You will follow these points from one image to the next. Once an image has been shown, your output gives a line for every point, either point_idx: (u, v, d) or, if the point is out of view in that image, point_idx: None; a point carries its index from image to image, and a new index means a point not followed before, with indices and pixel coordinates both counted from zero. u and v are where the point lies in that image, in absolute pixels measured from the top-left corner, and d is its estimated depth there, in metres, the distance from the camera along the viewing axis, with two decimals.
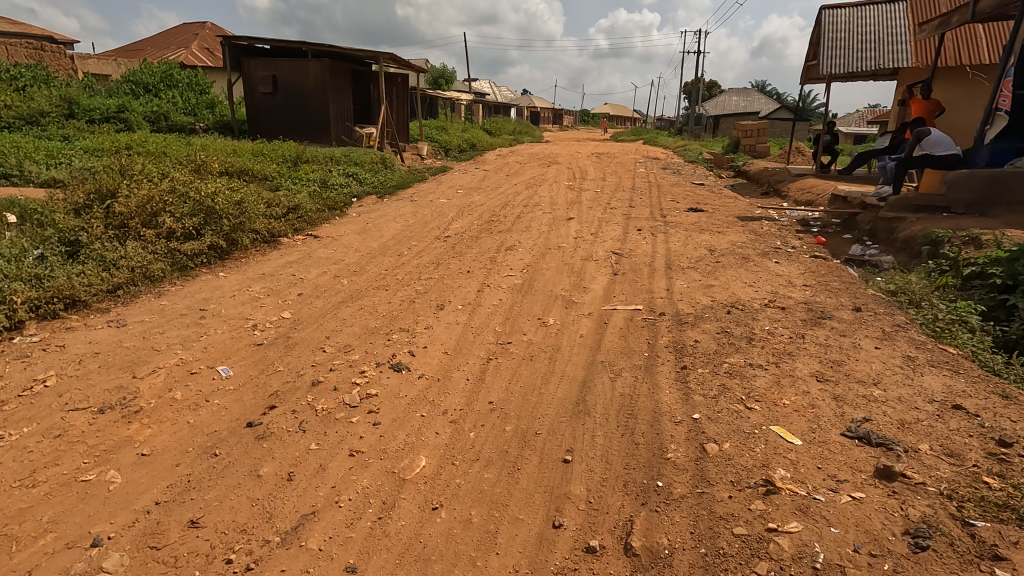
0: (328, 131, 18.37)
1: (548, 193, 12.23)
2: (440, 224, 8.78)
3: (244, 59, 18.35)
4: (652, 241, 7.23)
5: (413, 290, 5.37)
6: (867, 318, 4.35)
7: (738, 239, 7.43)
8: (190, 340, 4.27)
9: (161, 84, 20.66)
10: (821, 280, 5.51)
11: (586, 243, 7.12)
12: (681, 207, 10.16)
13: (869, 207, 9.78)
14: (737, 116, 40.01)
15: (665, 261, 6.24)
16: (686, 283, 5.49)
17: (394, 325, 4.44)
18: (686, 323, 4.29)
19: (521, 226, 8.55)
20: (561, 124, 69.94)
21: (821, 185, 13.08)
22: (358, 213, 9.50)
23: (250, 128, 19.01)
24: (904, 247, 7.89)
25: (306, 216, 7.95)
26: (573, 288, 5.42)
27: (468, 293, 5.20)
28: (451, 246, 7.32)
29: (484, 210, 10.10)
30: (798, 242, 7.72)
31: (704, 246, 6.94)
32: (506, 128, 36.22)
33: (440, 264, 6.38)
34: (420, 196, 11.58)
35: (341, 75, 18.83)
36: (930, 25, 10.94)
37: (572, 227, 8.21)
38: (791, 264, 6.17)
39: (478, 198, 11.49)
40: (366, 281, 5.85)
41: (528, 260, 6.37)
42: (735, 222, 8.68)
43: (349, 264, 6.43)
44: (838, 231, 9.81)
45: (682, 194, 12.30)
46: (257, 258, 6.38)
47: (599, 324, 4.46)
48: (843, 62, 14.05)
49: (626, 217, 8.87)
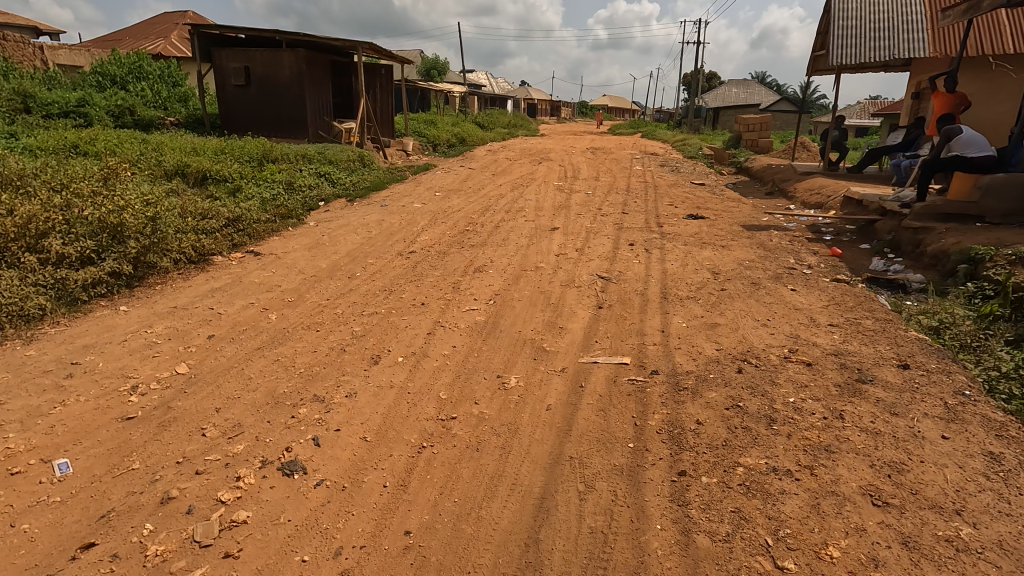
0: (306, 126, 17.32)
1: (534, 195, 11.22)
2: (408, 235, 7.82)
3: (215, 49, 17.24)
4: (646, 259, 6.25)
5: (350, 331, 4.38)
6: (919, 382, 3.36)
7: (744, 255, 6.46)
8: (37, 414, 3.27)
9: (129, 76, 19.49)
10: (849, 317, 4.53)
11: (568, 262, 6.15)
12: (680, 214, 9.17)
13: (889, 213, 8.79)
14: (737, 108, 38.97)
15: (659, 288, 5.26)
16: (684, 321, 4.50)
17: (307, 391, 3.43)
18: (686, 391, 3.29)
19: (499, 238, 7.57)
20: (557, 117, 68.60)
21: (831, 186, 12.09)
22: (319, 221, 8.51)
23: (223, 122, 17.92)
24: (934, 263, 6.93)
25: (248, 230, 6.94)
26: (546, 327, 4.44)
27: (415, 338, 4.21)
28: (413, 266, 6.33)
29: (462, 217, 9.11)
30: (814, 259, 6.76)
31: (706, 266, 5.96)
32: (501, 120, 35.17)
33: (395, 291, 5.39)
34: (393, 199, 10.58)
35: (319, 66, 17.74)
36: (955, 10, 9.86)
37: (555, 239, 7.22)
38: (810, 291, 5.20)
39: (457, 202, 10.49)
40: (300, 316, 4.85)
41: (498, 286, 5.40)
42: (740, 234, 7.70)
43: (287, 291, 5.43)
44: (854, 240, 8.84)
45: (681, 196, 11.27)
46: (175, 286, 5.38)
47: (574, 388, 3.46)
48: (854, 52, 12.97)
49: (617, 227, 7.87)
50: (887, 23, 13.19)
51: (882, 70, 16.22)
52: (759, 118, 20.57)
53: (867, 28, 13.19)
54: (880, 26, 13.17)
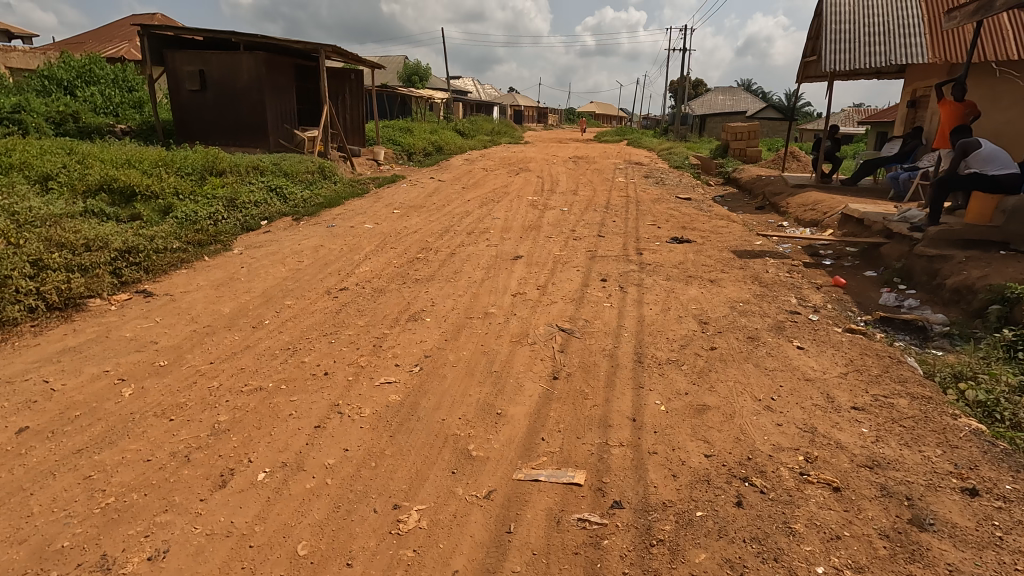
0: (266, 134, 16.16)
1: (504, 213, 10.13)
2: (346, 265, 6.69)
3: (167, 52, 16.02)
4: (620, 300, 5.17)
5: (213, 423, 3.22)
6: (1004, 529, 2.29)
7: (736, 295, 5.44)
8: None
9: (78, 80, 18.16)
10: (877, 394, 3.47)
11: (526, 305, 5.07)
12: (664, 237, 8.15)
13: (897, 236, 7.85)
14: (723, 115, 38.40)
15: (633, 346, 4.18)
16: (662, 402, 3.40)
17: (94, 548, 2.29)
18: (662, 551, 2.21)
19: (451, 269, 6.48)
20: (543, 124, 68.10)
21: (828, 202, 11.16)
22: (248, 247, 7.39)
23: (177, 130, 16.69)
24: (956, 301, 5.96)
25: (144, 263, 5.80)
26: (479, 412, 3.32)
27: (295, 434, 3.07)
28: (338, 310, 5.19)
29: (415, 241, 8.01)
30: (817, 297, 5.76)
31: (691, 311, 4.90)
32: (484, 128, 34.20)
33: (302, 349, 4.26)
34: (342, 219, 9.43)
35: (280, 70, 16.57)
36: (963, 12, 8.95)
37: (515, 273, 6.15)
38: (821, 350, 4.14)
39: (416, 222, 9.37)
40: (163, 391, 3.70)
41: (432, 343, 4.29)
42: (732, 263, 6.68)
43: (162, 351, 4.27)
44: (858, 266, 7.88)
45: (666, 214, 10.25)
46: (17, 345, 4.23)
47: (498, 538, 2.36)
48: (846, 58, 12.13)
49: (590, 255, 6.81)
50: (882, 28, 12.35)
51: (876, 77, 15.46)
52: (748, 127, 19.73)
53: (861, 32, 12.36)
54: (875, 30, 12.35)
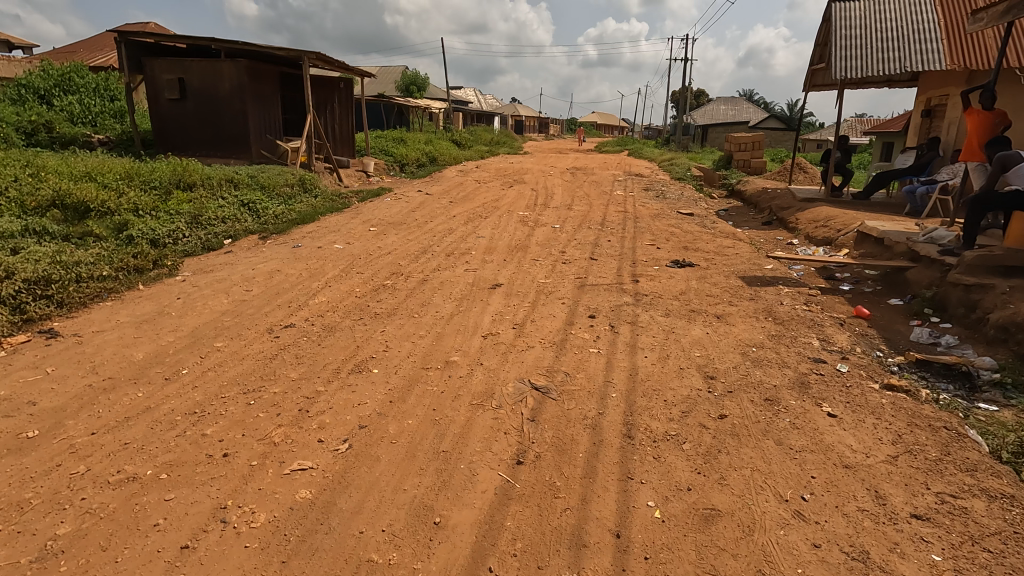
0: (248, 145, 15.47)
1: (490, 231, 9.34)
2: (302, 294, 5.88)
3: (145, 59, 15.35)
4: (609, 344, 4.35)
5: (46, 540, 2.38)
6: None
7: (747, 336, 4.61)
8: None
9: (55, 89, 17.49)
10: (943, 492, 2.62)
11: (497, 350, 4.25)
12: (664, 260, 7.34)
13: (924, 260, 7.03)
14: (725, 125, 37.78)
15: (621, 411, 3.34)
16: (656, 504, 2.57)
17: None
18: None
19: (419, 299, 5.66)
20: (544, 134, 67.70)
21: (841, 218, 10.35)
22: (197, 271, 6.60)
23: (156, 140, 15.98)
24: (1003, 341, 5.12)
25: (56, 296, 5.00)
26: (411, 521, 2.49)
27: (151, 564, 2.24)
28: (275, 354, 4.36)
29: (386, 264, 7.21)
30: (843, 336, 4.93)
31: (694, 360, 4.07)
32: (482, 138, 33.59)
33: (210, 414, 3.43)
34: (312, 237, 8.63)
35: (264, 78, 15.91)
36: (991, 13, 8.16)
37: (491, 306, 5.33)
38: (859, 418, 3.29)
39: (392, 241, 8.56)
40: (13, 478, 2.86)
41: (373, 407, 3.46)
42: (741, 293, 5.87)
43: (38, 417, 3.44)
44: (881, 294, 7.05)
45: (667, 232, 9.44)
46: None
47: None
48: (858, 65, 11.36)
49: (580, 283, 5.99)
50: (896, 34, 11.60)
51: (886, 86, 14.72)
52: (751, 137, 18.97)
53: (873, 38, 11.60)
54: (888, 36, 11.59)
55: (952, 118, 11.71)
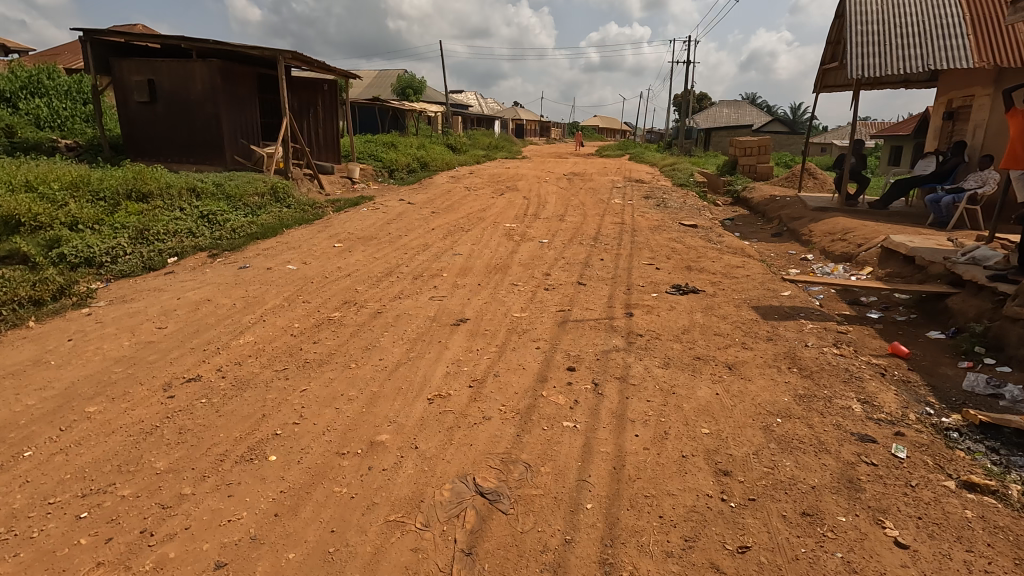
0: (222, 151, 14.54)
1: (469, 247, 8.37)
2: (226, 332, 4.88)
3: (113, 60, 14.40)
4: (590, 414, 3.33)
5: None
6: None
7: (767, 398, 3.61)
8: None
9: (22, 92, 16.60)
10: None
11: (441, 425, 3.24)
12: (664, 285, 6.33)
13: (968, 286, 6.00)
14: (729, 129, 36.85)
15: (598, 540, 2.33)
16: None
17: None
18: None
19: (365, 339, 4.67)
20: (545, 138, 66.95)
21: (861, 231, 9.32)
22: (114, 301, 5.64)
23: (126, 145, 15.04)
24: None
25: None
26: None
27: None
28: (155, 426, 3.35)
29: (341, 289, 6.23)
30: (889, 393, 3.90)
31: (700, 441, 3.05)
32: (480, 142, 32.72)
33: (17, 537, 2.42)
34: (265, 255, 7.65)
35: (240, 80, 14.97)
36: None
37: (449, 351, 4.32)
38: (943, 554, 2.27)
39: (356, 259, 7.58)
40: None
41: (247, 526, 2.45)
42: (756, 331, 4.86)
43: None
44: (917, 325, 6.03)
45: (667, 248, 8.43)
46: None
47: None
48: (878, 63, 10.35)
49: (562, 319, 5.00)
50: (919, 30, 10.58)
51: (903, 86, 13.71)
52: (757, 141, 17.94)
53: (893, 34, 10.60)
54: (910, 32, 10.57)
55: (978, 121, 10.72)
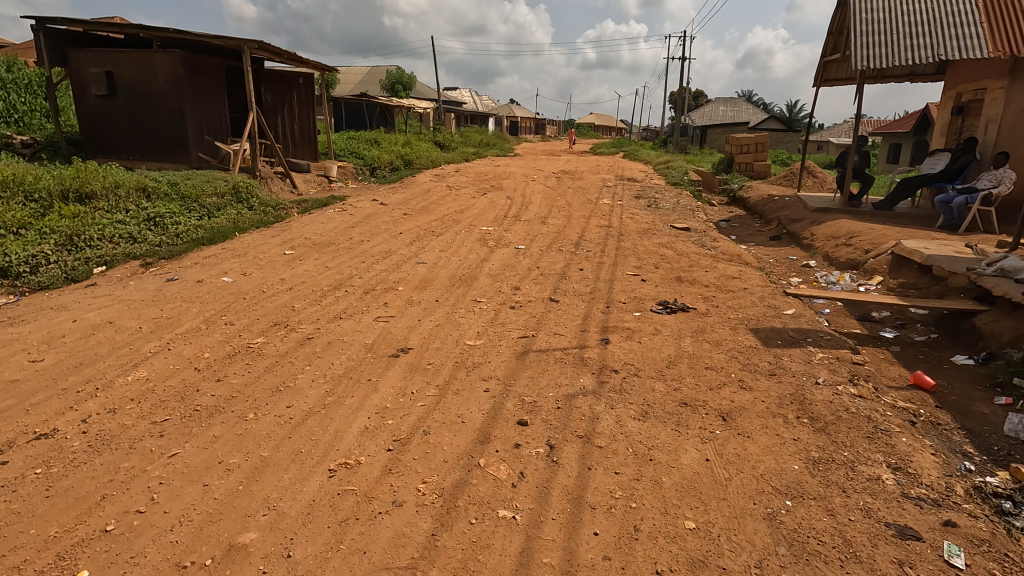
0: (187, 148, 13.66)
1: (436, 254, 7.53)
2: (115, 365, 4.04)
3: (68, 50, 13.42)
4: (538, 497, 2.49)
5: None
6: None
7: (772, 465, 2.78)
8: None
9: None
10: None
11: (334, 516, 2.39)
12: (650, 300, 5.50)
13: (998, 302, 5.18)
14: (726, 126, 36.03)
15: None
16: None
17: None
18: None
19: (279, 376, 3.82)
20: (540, 135, 66.07)
21: (867, 234, 8.52)
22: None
23: (85, 142, 14.11)
24: None
25: None
26: None
27: None
28: None
29: (275, 307, 5.38)
30: (925, 451, 3.07)
31: (682, 546, 2.22)
32: (471, 139, 31.79)
33: None
34: (203, 264, 6.81)
35: (206, 72, 14.06)
36: None
37: (377, 395, 3.48)
38: None
39: (306, 269, 6.75)
40: None
41: None
42: (756, 363, 4.03)
43: None
44: (940, 348, 5.21)
45: (655, 255, 7.61)
46: None
47: None
48: (884, 53, 9.54)
49: (523, 348, 4.16)
50: (929, 16, 9.75)
51: (909, 80, 12.91)
52: (755, 138, 17.12)
53: (900, 22, 9.79)
54: (919, 19, 9.75)
55: (991, 116, 9.87)
